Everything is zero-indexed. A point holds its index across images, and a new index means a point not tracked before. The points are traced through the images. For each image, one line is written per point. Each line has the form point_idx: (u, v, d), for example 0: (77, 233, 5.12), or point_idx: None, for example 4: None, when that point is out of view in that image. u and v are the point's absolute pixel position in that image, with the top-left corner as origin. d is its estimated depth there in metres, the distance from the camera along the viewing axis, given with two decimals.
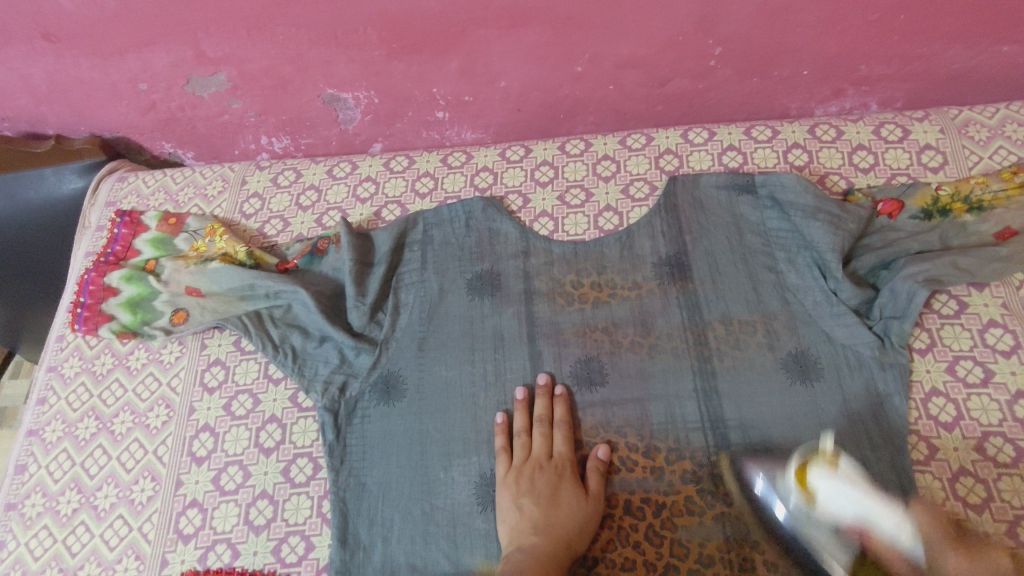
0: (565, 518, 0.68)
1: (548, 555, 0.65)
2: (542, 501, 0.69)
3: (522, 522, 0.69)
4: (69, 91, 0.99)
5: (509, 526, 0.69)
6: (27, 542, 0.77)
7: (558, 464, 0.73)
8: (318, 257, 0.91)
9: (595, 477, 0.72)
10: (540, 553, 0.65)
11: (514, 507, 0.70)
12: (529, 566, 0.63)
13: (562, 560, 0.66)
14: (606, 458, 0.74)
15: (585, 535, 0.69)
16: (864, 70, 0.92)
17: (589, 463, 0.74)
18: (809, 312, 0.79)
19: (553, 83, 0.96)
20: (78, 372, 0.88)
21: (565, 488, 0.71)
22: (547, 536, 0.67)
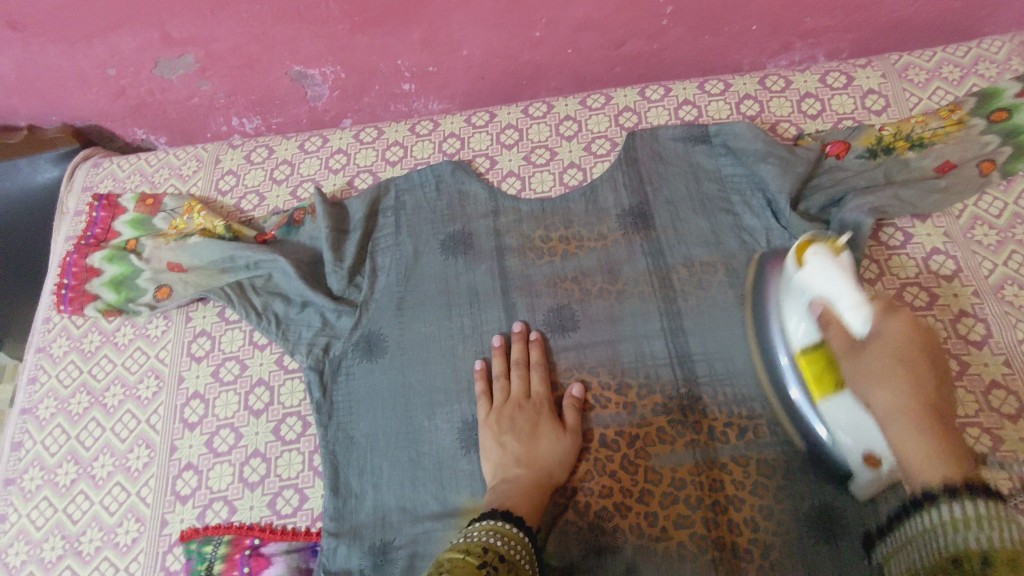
0: (546, 451, 0.73)
1: (532, 485, 0.69)
2: (523, 437, 0.73)
3: (506, 457, 0.72)
4: (39, 80, 1.00)
5: (493, 461, 0.73)
6: (28, 513, 0.80)
7: (537, 402, 0.77)
8: (295, 228, 0.94)
9: (571, 412, 0.76)
10: (525, 484, 0.69)
11: (497, 444, 0.73)
12: (515, 496, 0.67)
13: (544, 489, 0.70)
14: (580, 395, 0.78)
15: (565, 466, 0.73)
16: (809, 22, 0.97)
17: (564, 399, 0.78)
18: (765, 250, 0.84)
19: (513, 49, 0.99)
20: (66, 351, 0.90)
21: (545, 424, 0.74)
22: (530, 468, 0.71)
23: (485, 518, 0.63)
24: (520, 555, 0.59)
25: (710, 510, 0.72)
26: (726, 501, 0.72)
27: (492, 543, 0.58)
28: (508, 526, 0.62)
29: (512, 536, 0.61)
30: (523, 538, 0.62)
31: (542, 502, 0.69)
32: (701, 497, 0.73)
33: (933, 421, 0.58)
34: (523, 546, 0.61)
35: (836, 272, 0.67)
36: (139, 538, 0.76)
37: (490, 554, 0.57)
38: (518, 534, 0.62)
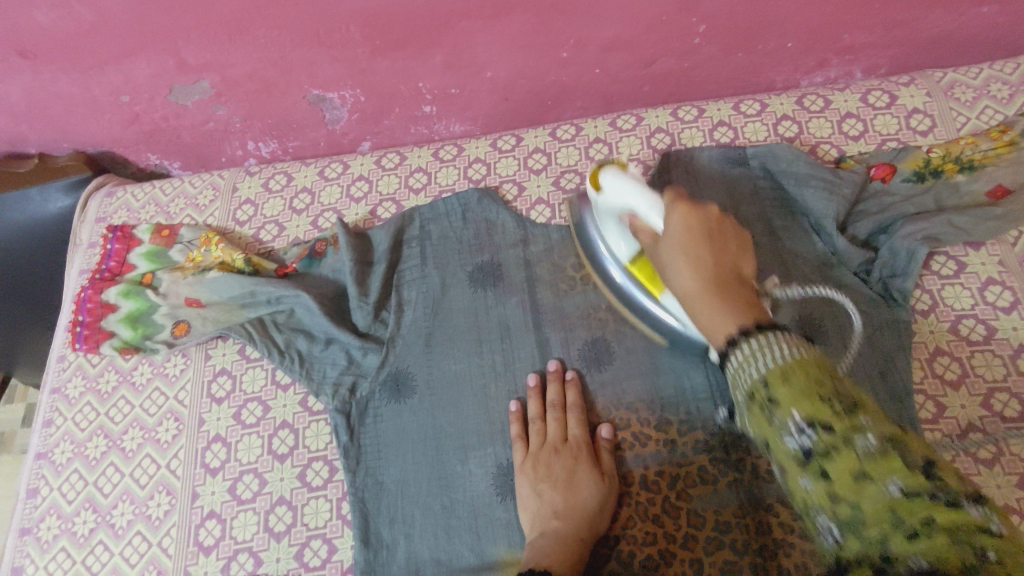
0: (583, 498, 0.69)
1: (570, 538, 0.66)
2: (557, 485, 0.70)
3: (543, 507, 0.69)
4: (50, 108, 0.97)
5: (530, 512, 0.70)
6: (45, 565, 0.77)
7: (572, 446, 0.73)
8: (316, 260, 0.90)
9: (608, 457, 0.73)
10: (564, 537, 0.66)
11: (534, 493, 0.70)
12: (554, 553, 0.64)
13: (583, 541, 0.66)
14: (611, 437, 0.75)
15: (605, 515, 0.69)
16: (848, 38, 0.93)
17: (600, 442, 0.74)
18: (810, 279, 0.80)
19: (540, 71, 0.95)
20: (82, 392, 0.87)
21: (581, 470, 0.71)
22: (568, 520, 0.67)
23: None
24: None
25: (758, 556, 0.68)
26: (775, 546, 0.68)
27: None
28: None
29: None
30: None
31: (584, 557, 0.65)
32: (749, 542, 0.68)
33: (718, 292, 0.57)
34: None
35: None
36: None
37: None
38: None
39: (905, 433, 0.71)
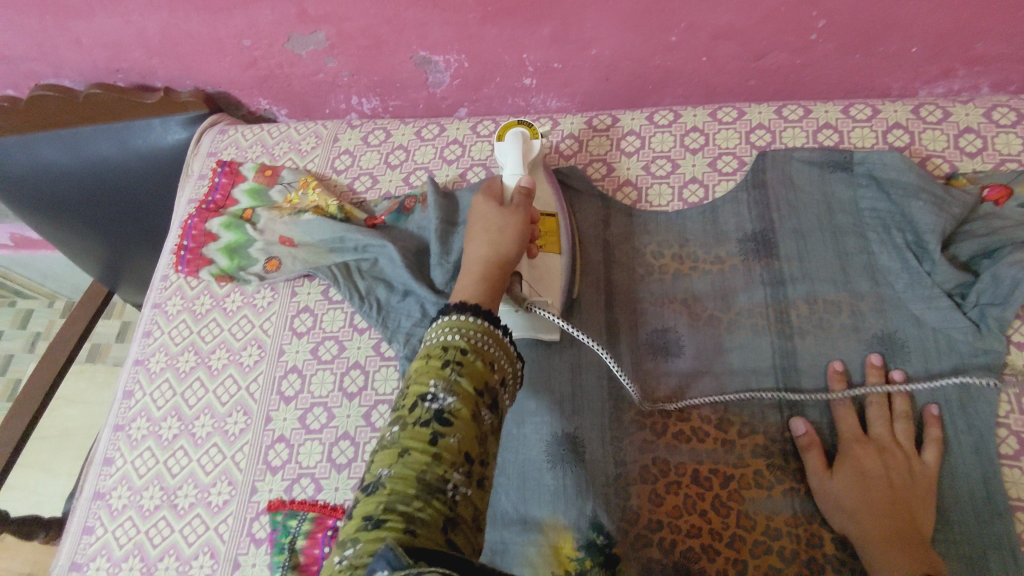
0: (512, 219, 0.71)
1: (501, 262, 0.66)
2: (497, 230, 0.69)
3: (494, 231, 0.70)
4: (180, 45, 1.03)
5: (485, 238, 0.69)
6: (132, 461, 0.85)
7: (516, 207, 0.73)
8: (404, 216, 0.95)
9: (905, 429, 0.70)
10: (485, 258, 0.66)
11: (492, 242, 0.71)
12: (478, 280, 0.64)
13: (507, 254, 0.67)
14: (881, 364, 0.74)
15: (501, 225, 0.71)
16: (979, 49, 0.87)
17: (895, 410, 0.72)
18: (897, 296, 0.77)
19: (645, 53, 0.95)
20: (179, 309, 0.94)
21: (863, 453, 0.69)
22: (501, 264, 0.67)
23: (465, 312, 0.58)
24: (491, 351, 0.56)
25: (805, 568, 0.67)
26: (825, 559, 0.67)
27: (455, 345, 0.55)
28: (466, 317, 0.57)
29: (480, 330, 0.57)
30: (491, 330, 0.57)
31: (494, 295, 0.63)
32: (798, 551, 0.68)
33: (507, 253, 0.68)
34: (496, 341, 0.57)
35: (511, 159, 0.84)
36: (229, 501, 0.79)
37: (452, 354, 0.54)
38: (486, 326, 0.57)
39: (980, 468, 0.68)
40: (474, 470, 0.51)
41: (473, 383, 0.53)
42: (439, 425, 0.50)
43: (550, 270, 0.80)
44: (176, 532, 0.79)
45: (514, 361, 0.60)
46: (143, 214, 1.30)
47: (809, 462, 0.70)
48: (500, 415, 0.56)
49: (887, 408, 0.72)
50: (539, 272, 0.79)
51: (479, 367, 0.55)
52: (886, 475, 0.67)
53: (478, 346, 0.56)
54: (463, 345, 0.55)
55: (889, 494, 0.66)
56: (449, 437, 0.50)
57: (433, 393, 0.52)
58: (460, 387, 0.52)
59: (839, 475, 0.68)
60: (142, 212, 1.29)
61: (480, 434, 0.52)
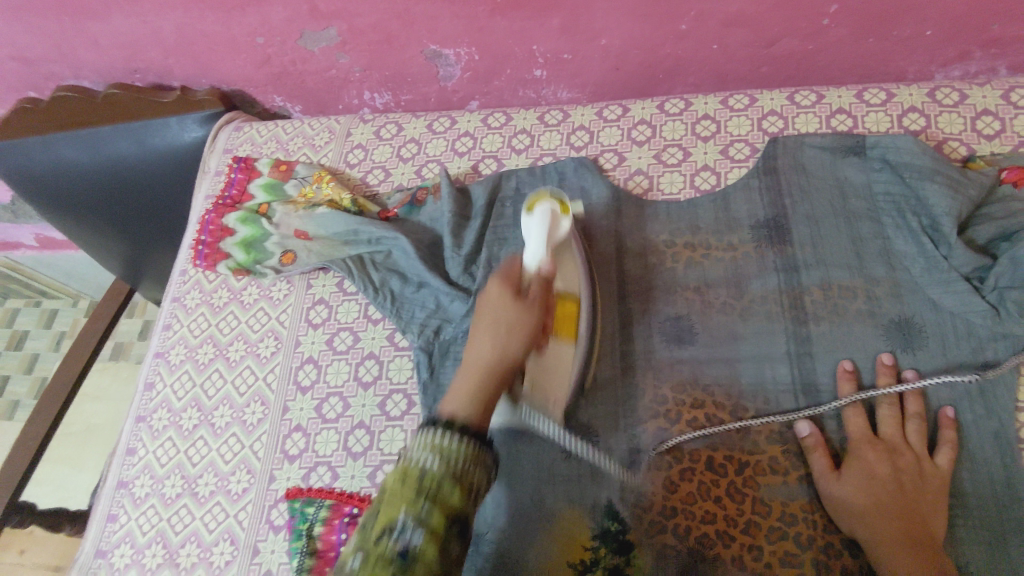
0: (526, 320, 0.65)
1: (503, 361, 0.63)
2: (508, 327, 0.64)
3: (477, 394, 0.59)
4: (195, 44, 1.05)
5: (489, 335, 0.64)
6: (154, 450, 0.86)
7: (535, 299, 0.67)
8: (416, 208, 0.95)
9: (917, 430, 0.69)
10: (487, 363, 0.62)
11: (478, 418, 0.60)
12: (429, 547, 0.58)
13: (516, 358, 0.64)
14: (893, 363, 0.73)
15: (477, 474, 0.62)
16: (996, 30, 0.86)
17: (907, 411, 0.71)
18: (914, 280, 0.76)
19: (655, 42, 0.95)
20: (198, 303, 0.96)
21: (875, 457, 0.67)
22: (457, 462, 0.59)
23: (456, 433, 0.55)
24: (472, 480, 0.53)
25: (821, 552, 0.67)
26: (841, 545, 0.67)
27: (432, 471, 0.52)
28: (451, 441, 0.54)
29: (467, 455, 0.54)
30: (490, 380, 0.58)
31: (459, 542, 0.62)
32: (814, 537, 0.68)
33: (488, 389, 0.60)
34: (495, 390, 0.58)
35: (530, 276, 0.71)
36: (248, 489, 0.81)
37: (425, 486, 0.51)
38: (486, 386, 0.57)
39: (999, 453, 0.68)
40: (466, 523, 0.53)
41: (444, 516, 0.51)
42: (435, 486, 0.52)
43: (558, 367, 0.73)
44: (197, 519, 0.80)
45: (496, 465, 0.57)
46: (160, 212, 1.32)
47: (815, 465, 0.69)
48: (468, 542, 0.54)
49: (898, 412, 0.71)
50: (546, 369, 0.73)
51: (460, 493, 0.52)
52: (896, 477, 0.66)
53: (459, 473, 0.53)
54: (440, 475, 0.52)
55: (899, 496, 0.65)
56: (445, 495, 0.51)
57: (400, 526, 0.49)
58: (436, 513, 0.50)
59: (847, 478, 0.67)
60: (160, 210, 1.31)
61: (444, 567, 0.50)
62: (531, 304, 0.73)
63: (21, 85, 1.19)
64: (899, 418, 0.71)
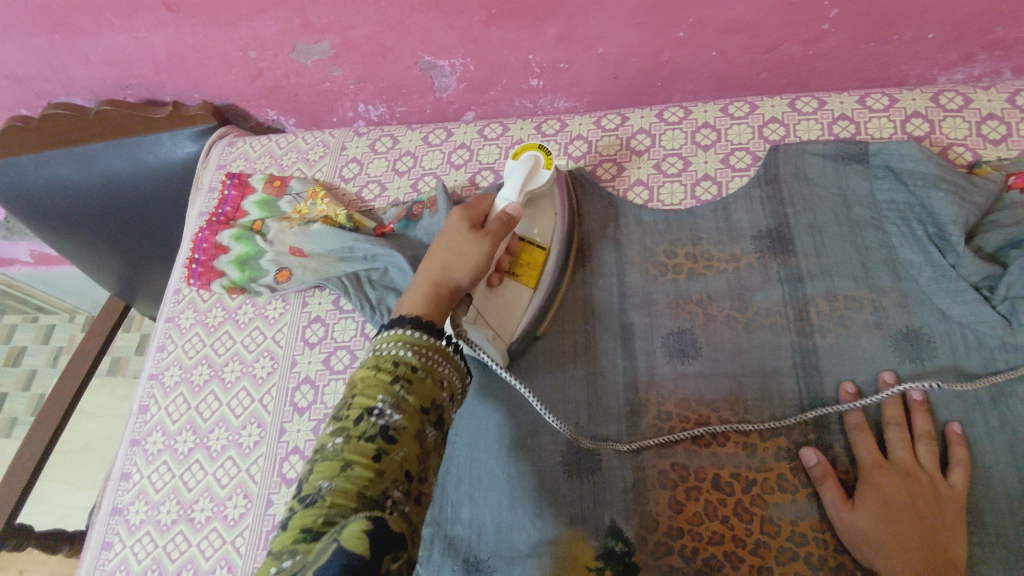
0: (483, 242, 0.69)
1: (445, 283, 0.66)
2: (458, 253, 0.68)
3: (453, 254, 0.68)
4: (187, 59, 1.03)
5: (443, 258, 0.68)
6: (149, 475, 0.85)
7: (488, 231, 0.70)
8: (413, 223, 0.94)
9: (928, 450, 0.67)
10: (444, 271, 0.67)
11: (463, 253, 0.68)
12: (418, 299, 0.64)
13: (467, 272, 0.67)
14: (894, 381, 0.71)
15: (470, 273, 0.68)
16: (1000, 32, 0.84)
17: (917, 431, 0.69)
18: (921, 290, 0.75)
19: (652, 50, 0.93)
20: (192, 323, 0.94)
21: (886, 481, 0.65)
22: (439, 280, 0.66)
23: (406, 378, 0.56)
24: (441, 368, 0.59)
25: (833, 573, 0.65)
26: (855, 566, 0.65)
27: (412, 399, 0.55)
28: (415, 334, 0.59)
29: (419, 405, 0.55)
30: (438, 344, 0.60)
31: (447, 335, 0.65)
32: (826, 558, 0.66)
33: (474, 240, 0.69)
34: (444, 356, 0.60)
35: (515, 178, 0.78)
36: (245, 514, 0.79)
37: (400, 370, 0.56)
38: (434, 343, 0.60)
39: (1014, 467, 0.66)
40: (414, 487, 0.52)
41: (418, 401, 0.55)
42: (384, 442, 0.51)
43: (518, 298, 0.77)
44: (194, 546, 0.78)
45: (463, 373, 0.63)
46: (155, 228, 1.30)
47: (826, 493, 0.67)
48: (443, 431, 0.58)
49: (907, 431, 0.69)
50: (502, 301, 0.76)
51: (414, 441, 0.53)
52: (911, 502, 0.64)
53: (427, 364, 0.58)
54: (414, 362, 0.57)
55: (915, 523, 0.62)
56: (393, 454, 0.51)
57: (380, 409, 0.53)
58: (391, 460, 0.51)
59: (860, 507, 0.65)
60: (154, 227, 1.30)
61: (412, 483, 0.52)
62: (518, 169, 0.79)
63: (11, 103, 1.17)
64: (909, 439, 0.68)
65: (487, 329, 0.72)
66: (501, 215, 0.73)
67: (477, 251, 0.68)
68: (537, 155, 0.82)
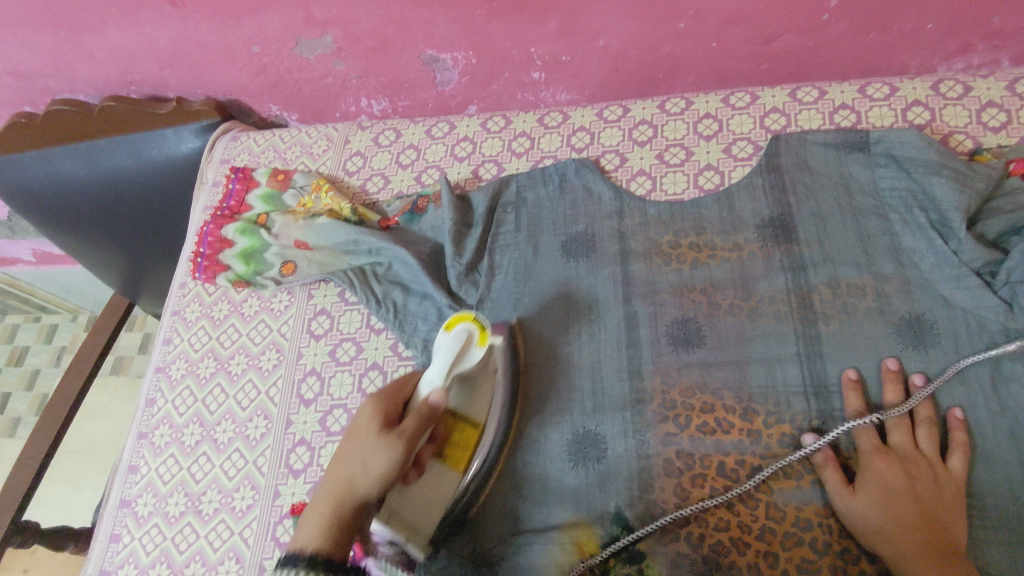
0: (391, 454, 0.61)
1: (347, 498, 0.60)
2: (364, 464, 0.61)
3: (356, 457, 0.62)
4: (190, 55, 1.04)
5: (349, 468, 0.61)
6: (156, 468, 0.85)
7: (402, 432, 0.62)
8: (417, 216, 0.94)
9: (928, 435, 0.68)
10: (343, 490, 0.61)
11: (360, 468, 0.61)
12: (309, 531, 0.58)
13: (369, 495, 0.61)
14: (898, 368, 0.72)
15: (376, 486, 0.61)
16: (999, 21, 0.85)
17: (917, 416, 0.69)
18: (923, 277, 0.75)
19: (654, 41, 0.94)
20: (198, 316, 0.95)
21: (886, 467, 0.66)
22: (335, 502, 0.60)
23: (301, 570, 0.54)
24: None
25: (837, 558, 0.66)
26: (859, 551, 0.66)
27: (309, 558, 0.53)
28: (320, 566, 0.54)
29: (327, 555, 0.55)
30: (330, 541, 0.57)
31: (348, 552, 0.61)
32: (830, 542, 0.66)
33: (380, 440, 0.62)
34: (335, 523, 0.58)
35: (443, 351, 0.68)
36: (253, 506, 0.79)
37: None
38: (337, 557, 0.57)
39: (1017, 451, 0.66)
40: None
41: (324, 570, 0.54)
42: None
43: (438, 492, 0.71)
44: (202, 537, 0.79)
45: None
46: (156, 225, 1.31)
47: (829, 479, 0.67)
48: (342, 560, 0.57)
49: (907, 417, 0.70)
50: (421, 493, 0.71)
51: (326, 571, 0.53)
52: (912, 487, 0.65)
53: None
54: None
55: (917, 509, 0.63)
56: None
57: None
58: None
59: (862, 492, 0.65)
60: (157, 224, 1.30)
61: None
62: (445, 353, 0.68)
63: (15, 100, 1.18)
64: (909, 425, 0.69)
65: (399, 530, 0.70)
66: (423, 411, 0.64)
67: (385, 464, 0.61)
68: (472, 331, 0.70)
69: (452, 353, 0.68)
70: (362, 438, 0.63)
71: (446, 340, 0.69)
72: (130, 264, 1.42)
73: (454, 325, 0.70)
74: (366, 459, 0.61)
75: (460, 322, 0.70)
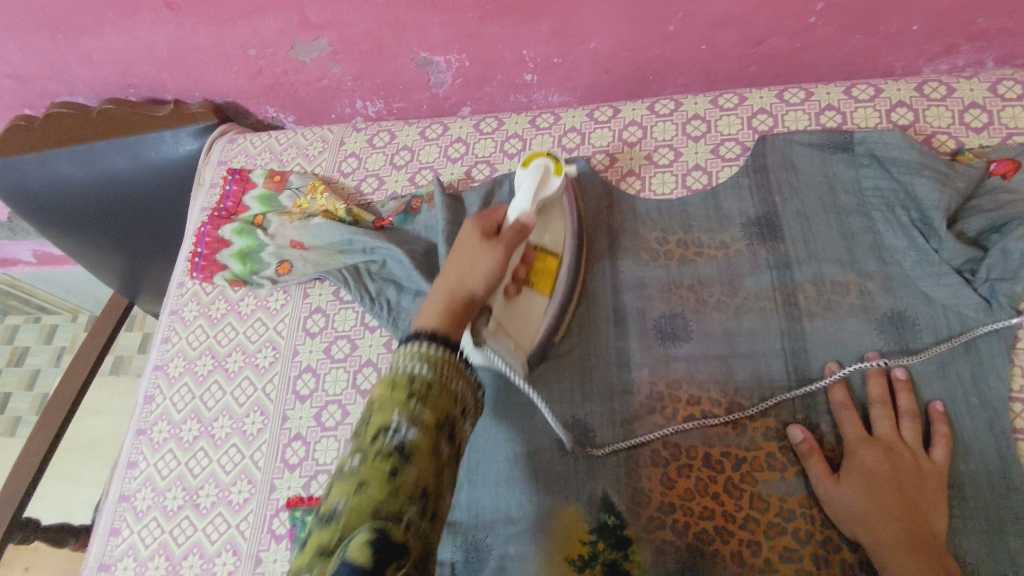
0: (494, 255, 0.69)
1: (461, 290, 0.66)
2: (472, 265, 0.68)
3: (465, 263, 0.69)
4: (188, 57, 1.05)
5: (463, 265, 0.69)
6: (155, 463, 0.87)
7: (501, 240, 0.70)
8: (411, 216, 0.96)
9: (911, 427, 0.69)
10: (465, 290, 0.66)
11: (470, 267, 0.68)
12: (433, 312, 0.63)
13: (481, 290, 0.67)
14: (880, 362, 0.73)
15: (490, 280, 0.68)
16: (982, 23, 0.87)
17: (900, 409, 0.71)
18: (905, 274, 0.77)
19: (644, 43, 0.95)
20: (196, 315, 0.97)
21: (868, 456, 0.67)
22: (451, 293, 0.66)
23: (431, 343, 0.59)
24: (454, 384, 0.58)
25: (820, 548, 0.67)
26: (840, 539, 0.67)
27: (421, 375, 0.56)
28: (433, 348, 0.58)
29: (440, 368, 0.57)
30: (452, 360, 0.59)
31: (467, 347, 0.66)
32: (812, 532, 0.68)
33: (484, 245, 0.70)
34: (456, 371, 0.59)
35: (523, 194, 0.77)
36: (249, 499, 0.81)
37: (418, 387, 0.55)
38: (446, 355, 0.59)
39: (995, 442, 0.68)
40: (429, 504, 0.52)
41: (435, 417, 0.55)
42: (399, 459, 0.51)
43: (532, 313, 0.76)
44: (199, 530, 0.81)
45: (475, 387, 0.61)
46: (154, 225, 1.32)
47: (812, 469, 0.69)
48: (456, 450, 0.58)
49: (890, 410, 0.71)
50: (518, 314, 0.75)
51: (439, 409, 0.55)
52: (891, 476, 0.66)
53: (444, 381, 0.57)
54: (430, 377, 0.56)
55: (898, 496, 0.65)
56: (407, 473, 0.51)
57: (395, 425, 0.53)
58: (422, 420, 0.54)
59: (842, 481, 0.67)
60: (156, 225, 1.32)
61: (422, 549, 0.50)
62: (529, 179, 0.78)
63: (15, 102, 1.19)
64: (893, 416, 0.70)
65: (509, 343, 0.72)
66: (516, 226, 0.72)
67: (493, 263, 0.69)
68: (546, 164, 0.80)
69: (534, 181, 0.78)
70: (467, 255, 0.70)
71: (528, 173, 0.79)
72: (130, 264, 1.43)
73: (528, 161, 0.81)
74: (472, 264, 0.69)
75: (536, 161, 0.81)
